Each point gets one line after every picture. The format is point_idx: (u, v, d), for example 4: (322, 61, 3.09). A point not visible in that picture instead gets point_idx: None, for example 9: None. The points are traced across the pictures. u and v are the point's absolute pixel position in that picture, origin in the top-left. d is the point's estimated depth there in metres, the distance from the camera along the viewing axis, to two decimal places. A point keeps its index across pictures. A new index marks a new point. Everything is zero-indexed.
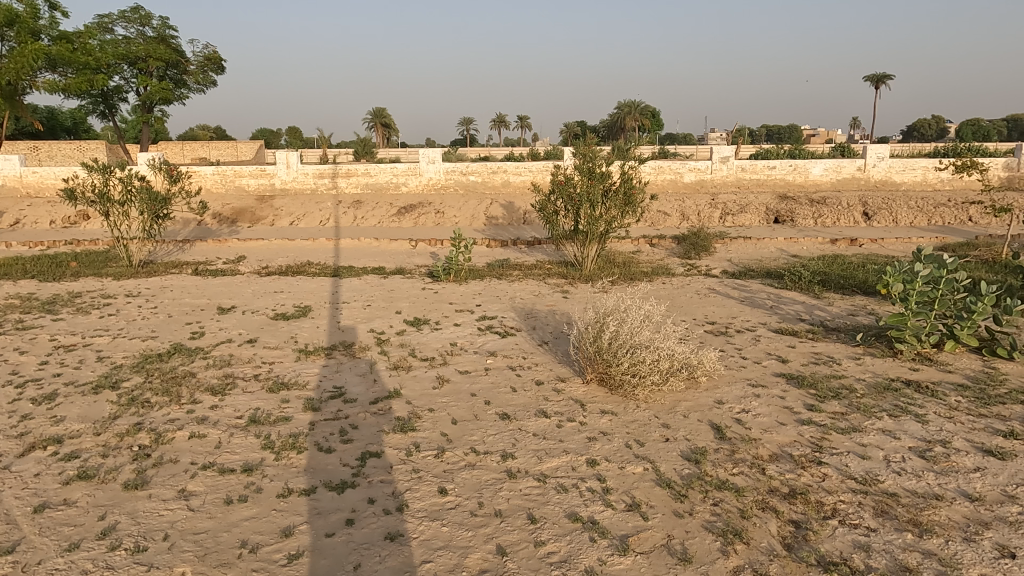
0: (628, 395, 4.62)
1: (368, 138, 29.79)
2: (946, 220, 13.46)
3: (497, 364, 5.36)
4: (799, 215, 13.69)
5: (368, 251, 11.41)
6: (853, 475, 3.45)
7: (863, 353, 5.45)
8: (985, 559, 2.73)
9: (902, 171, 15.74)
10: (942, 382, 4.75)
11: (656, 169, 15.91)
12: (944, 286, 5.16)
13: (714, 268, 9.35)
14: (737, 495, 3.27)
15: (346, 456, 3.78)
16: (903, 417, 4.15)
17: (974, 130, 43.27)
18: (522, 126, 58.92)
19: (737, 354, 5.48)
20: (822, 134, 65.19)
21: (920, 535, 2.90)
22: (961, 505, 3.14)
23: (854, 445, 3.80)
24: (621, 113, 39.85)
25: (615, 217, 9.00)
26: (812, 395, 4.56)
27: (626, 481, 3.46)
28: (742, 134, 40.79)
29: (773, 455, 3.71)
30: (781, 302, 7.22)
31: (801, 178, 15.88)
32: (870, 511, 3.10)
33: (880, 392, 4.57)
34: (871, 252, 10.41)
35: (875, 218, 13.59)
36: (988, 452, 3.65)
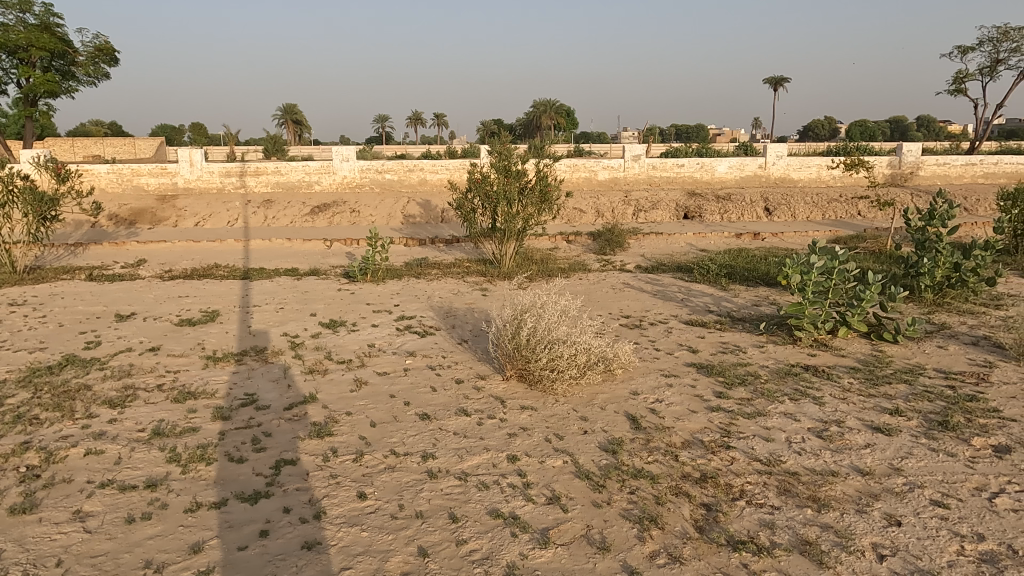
0: (547, 390, 4.68)
1: (279, 135, 28.78)
2: (838, 215, 14.40)
3: (416, 364, 5.30)
4: (706, 211, 14.29)
5: (280, 252, 11.02)
6: (758, 457, 3.63)
7: (766, 341, 5.76)
8: (875, 528, 2.94)
9: (798, 168, 16.73)
10: (836, 366, 5.09)
11: (571, 167, 16.17)
12: (837, 276, 5.52)
13: (628, 263, 9.61)
14: (652, 482, 3.39)
15: (259, 465, 3.64)
16: (802, 400, 4.42)
17: (862, 130, 46.57)
18: (438, 124, 58.58)
19: (651, 345, 5.66)
20: (727, 134, 68.38)
21: (819, 510, 3.09)
22: (854, 479, 3.37)
23: (759, 428, 4.01)
24: (537, 112, 40.27)
25: (532, 215, 9.10)
26: (720, 382, 4.78)
27: (546, 475, 3.51)
28: (653, 133, 42.13)
29: (686, 442, 3.86)
30: (691, 294, 7.51)
31: (707, 176, 16.57)
32: (774, 491, 3.28)
33: (782, 377, 4.84)
34: (772, 245, 11.01)
35: (775, 213, 14.37)
36: (876, 429, 3.94)
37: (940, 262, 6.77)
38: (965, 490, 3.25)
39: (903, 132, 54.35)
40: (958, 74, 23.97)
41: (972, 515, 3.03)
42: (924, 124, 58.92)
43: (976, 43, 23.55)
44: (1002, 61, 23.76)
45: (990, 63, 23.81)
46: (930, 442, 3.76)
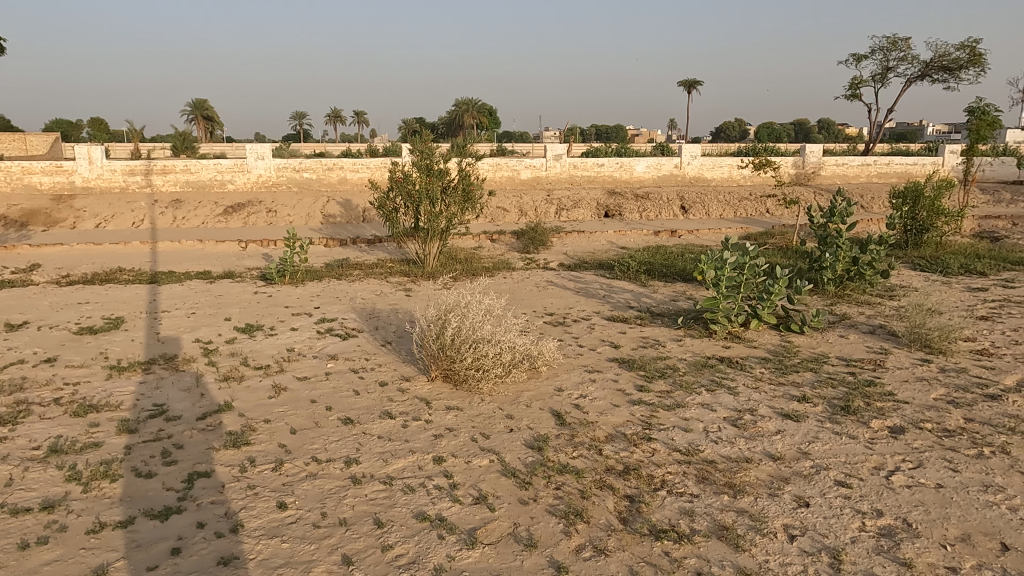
0: (472, 390, 4.68)
1: (188, 132, 27.40)
2: (749, 212, 15.10)
3: (338, 367, 5.17)
4: (626, 210, 14.65)
5: (191, 255, 10.50)
6: (677, 448, 3.75)
7: (683, 335, 5.96)
8: (786, 509, 3.10)
9: (711, 168, 17.42)
10: (749, 357, 5.33)
11: (493, 166, 16.18)
12: (748, 272, 5.78)
13: (551, 261, 9.73)
14: (577, 476, 3.44)
15: (170, 479, 3.45)
16: (718, 390, 4.60)
17: (769, 132, 49.03)
18: (358, 122, 57.43)
19: (574, 342, 5.75)
20: (645, 134, 70.39)
21: (734, 496, 3.22)
22: (767, 464, 3.54)
23: (678, 420, 4.14)
24: (459, 111, 40.17)
25: (455, 214, 9.06)
26: (641, 376, 4.91)
27: (472, 475, 3.50)
28: (573, 132, 42.83)
29: (609, 436, 3.93)
30: (612, 291, 7.67)
31: (626, 175, 17.01)
32: (693, 479, 3.40)
33: (699, 369, 5.02)
34: (688, 242, 11.41)
35: (690, 211, 14.91)
36: (786, 416, 4.15)
37: (840, 257, 7.21)
38: (865, 469, 3.47)
39: (806, 134, 57.58)
40: (854, 80, 25.63)
41: (872, 493, 3.23)
42: (824, 127, 62.66)
43: (868, 51, 25.24)
44: (891, 69, 25.58)
45: (882, 70, 25.56)
46: (833, 426, 3.99)
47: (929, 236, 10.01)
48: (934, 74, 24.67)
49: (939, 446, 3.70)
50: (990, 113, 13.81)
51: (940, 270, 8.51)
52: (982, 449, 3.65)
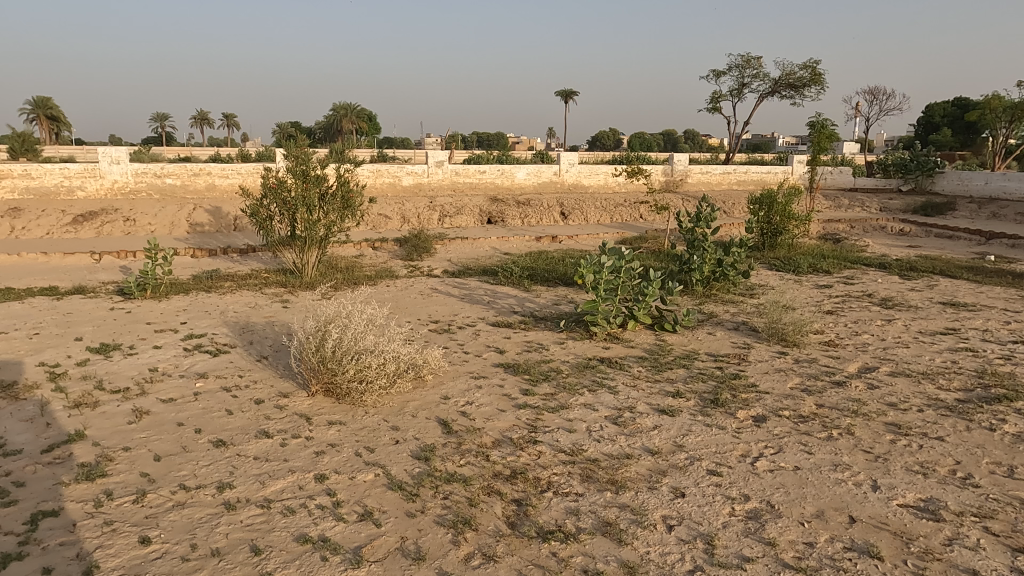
0: (356, 402, 4.54)
1: (28, 132, 24.68)
2: (624, 218, 15.80)
3: (209, 386, 4.84)
4: (508, 216, 14.85)
5: (33, 269, 9.45)
6: (562, 449, 3.83)
7: (565, 337, 6.12)
8: (664, 501, 3.25)
9: (588, 175, 18.10)
10: (627, 356, 5.56)
11: (374, 172, 15.65)
12: (624, 275, 6.02)
13: (435, 268, 9.66)
14: (465, 484, 3.42)
15: (8, 522, 3.07)
16: (600, 390, 4.75)
17: (640, 142, 51.76)
18: (228, 125, 54.40)
19: (460, 349, 5.73)
20: (525, 141, 72.10)
21: (617, 492, 3.34)
22: (646, 459, 3.69)
23: (562, 421, 4.23)
24: (337, 115, 39.04)
25: (334, 222, 8.79)
26: (526, 379, 4.97)
27: (357, 491, 3.39)
28: (455, 140, 42.98)
29: (496, 441, 3.95)
30: (496, 297, 7.73)
31: (507, 182, 17.26)
32: (578, 478, 3.48)
33: (581, 370, 5.17)
34: (569, 247, 11.74)
35: (570, 217, 15.38)
36: (662, 412, 4.36)
37: (706, 259, 7.70)
38: (734, 457, 3.72)
39: (674, 144, 61.24)
40: (714, 94, 27.55)
41: (740, 479, 3.46)
42: (690, 138, 66.84)
43: (726, 68, 27.24)
44: (746, 85, 27.74)
45: (738, 86, 27.65)
46: (704, 418, 4.24)
47: (783, 239, 10.92)
48: (782, 90, 27.01)
49: (796, 431, 4.04)
50: (828, 126, 15.34)
51: (793, 269, 9.31)
52: (831, 432, 4.02)
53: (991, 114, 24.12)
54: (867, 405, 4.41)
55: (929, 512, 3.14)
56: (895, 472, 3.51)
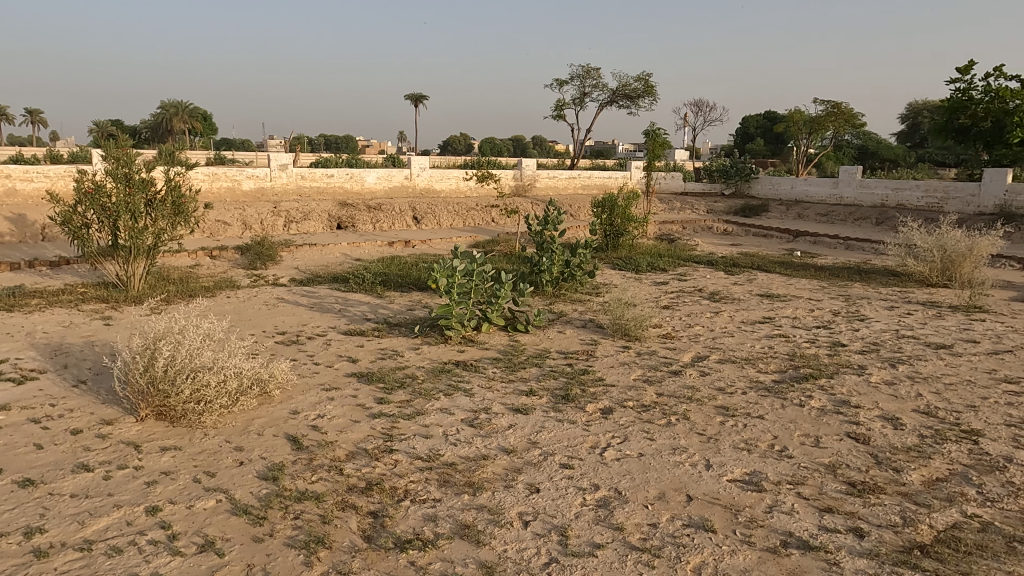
0: (194, 425, 4.20)
1: None
2: (476, 221, 16.03)
3: (13, 419, 4.24)
4: (359, 221, 14.48)
5: None
6: (419, 455, 3.79)
7: (420, 343, 6.07)
8: (520, 498, 3.32)
9: (440, 179, 18.19)
10: (482, 358, 5.63)
11: (209, 176, 14.54)
12: (477, 278, 6.08)
13: (281, 277, 9.18)
14: (318, 501, 3.28)
15: None
16: (455, 394, 4.77)
17: (491, 147, 53.22)
18: (32, 121, 48.22)
19: (310, 360, 5.49)
20: (376, 145, 70.86)
21: (474, 494, 3.36)
22: (502, 459, 3.76)
23: (418, 427, 4.19)
24: (166, 114, 35.94)
25: (164, 229, 8.07)
26: (381, 388, 4.87)
27: (196, 520, 3.13)
28: (300, 142, 41.36)
29: (350, 454, 3.82)
30: (348, 304, 7.51)
31: (357, 186, 16.85)
32: (435, 484, 3.46)
33: (437, 375, 5.15)
34: (422, 252, 11.69)
35: (422, 222, 15.31)
36: (516, 411, 4.46)
37: (555, 260, 8.02)
38: (584, 449, 3.89)
39: (522, 150, 63.22)
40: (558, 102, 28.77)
41: (590, 470, 3.63)
42: (539, 144, 69.29)
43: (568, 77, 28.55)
44: (587, 94, 29.24)
45: (580, 95, 29.09)
46: (556, 414, 4.40)
47: (624, 240, 11.60)
48: (619, 100, 28.73)
49: (639, 420, 4.30)
50: (661, 135, 16.60)
51: (633, 268, 9.93)
52: (670, 418, 4.33)
53: (794, 127, 27.31)
54: (700, 391, 4.81)
55: (753, 484, 3.49)
56: (725, 451, 3.86)
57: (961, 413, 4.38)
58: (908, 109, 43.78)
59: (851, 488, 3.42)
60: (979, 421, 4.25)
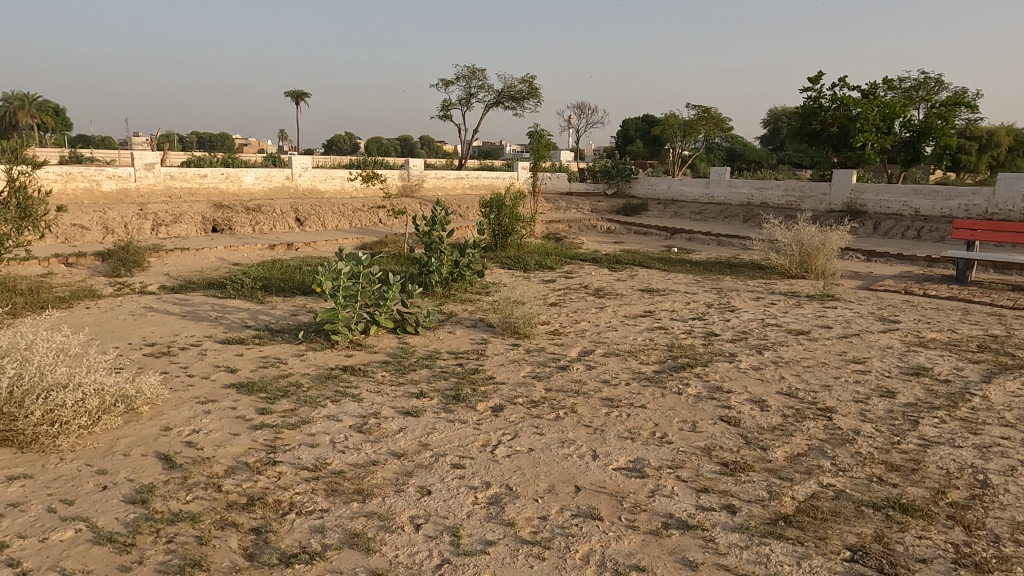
0: (47, 449, 3.79)
1: None
2: (363, 223, 15.69)
3: None
4: (236, 223, 13.74)
5: None
6: (305, 465, 3.66)
7: (305, 349, 5.85)
8: (411, 502, 3.28)
9: (324, 180, 17.70)
10: (371, 362, 5.51)
11: (62, 175, 13.22)
12: (363, 280, 5.95)
13: (149, 285, 8.53)
14: (193, 522, 3.07)
15: None
16: (343, 400, 4.64)
17: (378, 147, 52.61)
18: None
19: (182, 373, 5.14)
20: (254, 144, 67.64)
21: (363, 501, 3.28)
22: (392, 463, 3.70)
23: (304, 437, 4.04)
24: (9, 107, 32.38)
25: (9, 235, 7.26)
26: (262, 398, 4.64)
27: (52, 554, 2.84)
28: (169, 140, 38.78)
29: (229, 469, 3.62)
30: (226, 311, 7.10)
31: (233, 187, 15.98)
32: (322, 494, 3.35)
33: (323, 382, 4.98)
34: (306, 254, 11.29)
35: (306, 223, 14.75)
36: (406, 414, 4.40)
37: (444, 261, 8.00)
38: (475, 448, 3.90)
39: (410, 150, 62.65)
40: (444, 102, 28.74)
41: (481, 468, 3.65)
42: (426, 144, 68.80)
43: (454, 78, 28.59)
44: (473, 95, 29.40)
45: (466, 95, 29.19)
46: (447, 415, 4.39)
47: (512, 239, 11.76)
48: (505, 102, 29.09)
49: (529, 416, 4.38)
50: (545, 137, 17.00)
51: (522, 267, 10.08)
52: (558, 412, 4.44)
53: (669, 130, 28.83)
54: (586, 384, 4.97)
55: (636, 471, 3.64)
56: (610, 441, 4.01)
57: (817, 392, 4.80)
58: (769, 116, 47.42)
59: (725, 468, 3.65)
60: (832, 399, 4.68)
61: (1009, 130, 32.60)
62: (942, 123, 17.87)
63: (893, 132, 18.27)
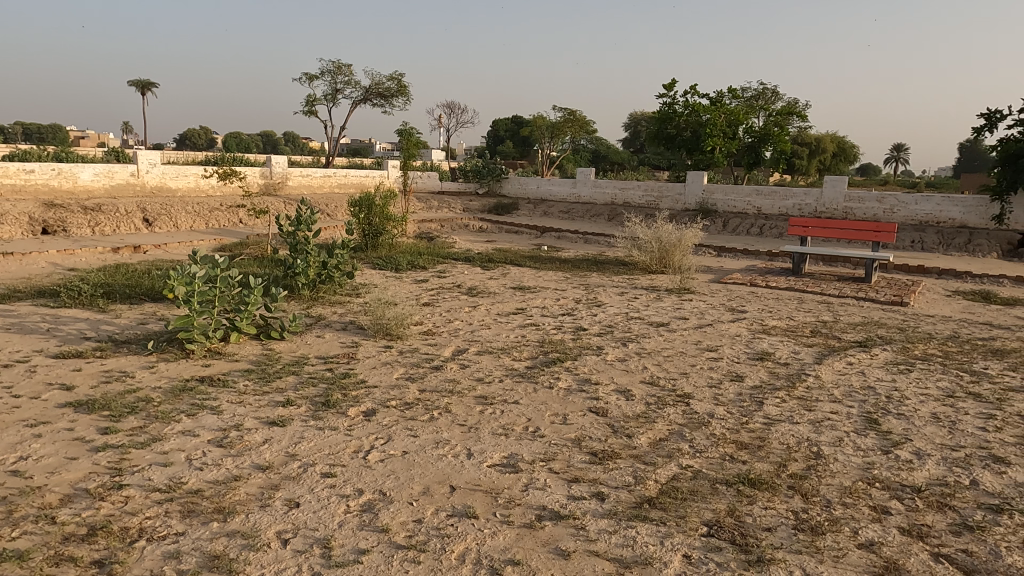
0: None
1: None
2: (220, 223, 14.75)
3: None
4: (72, 224, 12.39)
5: None
6: (157, 487, 3.37)
7: (155, 360, 5.39)
8: (278, 517, 3.11)
9: (175, 177, 16.42)
10: (231, 371, 5.17)
11: None
12: (221, 285, 5.57)
13: None
14: (20, 561, 2.73)
15: None
16: (200, 413, 4.31)
17: (237, 142, 49.88)
18: None
19: (6, 393, 4.55)
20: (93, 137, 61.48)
21: (224, 520, 3.07)
22: (256, 477, 3.49)
23: (155, 455, 3.72)
24: None
25: None
26: (105, 417, 4.21)
27: None
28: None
29: (65, 497, 3.25)
30: (61, 322, 6.39)
31: (68, 184, 14.39)
32: (178, 516, 3.10)
33: (176, 395, 4.61)
34: (156, 258, 10.42)
35: (155, 224, 13.60)
36: (271, 424, 4.18)
37: (310, 262, 7.68)
38: (347, 455, 3.78)
39: (273, 146, 59.90)
40: (308, 98, 27.67)
41: (354, 476, 3.53)
42: (290, 141, 66.08)
43: (318, 73, 27.64)
44: (339, 91, 28.55)
45: (331, 91, 28.28)
46: (316, 422, 4.22)
47: (383, 239, 11.52)
48: (373, 99, 28.51)
49: (402, 419, 4.31)
50: (414, 136, 16.81)
51: (393, 267, 9.91)
52: (432, 413, 4.40)
53: (538, 131, 29.58)
54: (460, 383, 4.98)
55: (510, 466, 3.69)
56: (485, 438, 4.04)
57: (676, 380, 5.13)
58: (630, 120, 49.98)
59: (594, 457, 3.80)
60: (689, 385, 5.02)
61: (832, 137, 36.51)
62: (778, 130, 19.84)
63: (737, 137, 19.94)
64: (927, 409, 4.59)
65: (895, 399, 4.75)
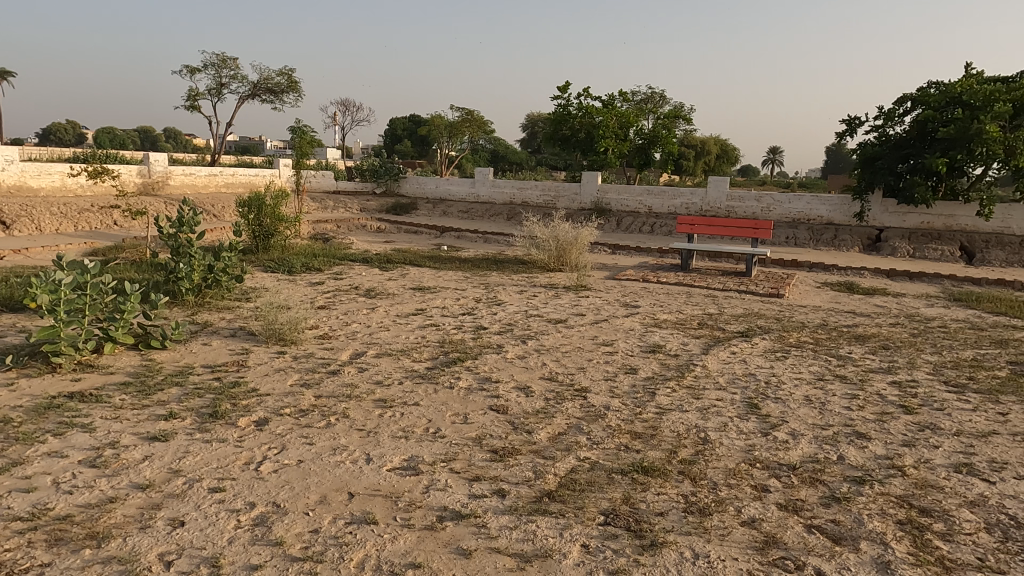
0: None
1: None
2: (92, 225, 13.64)
3: None
4: None
5: None
6: (18, 515, 3.06)
7: (16, 376, 4.90)
8: (161, 538, 2.92)
9: (37, 175, 15.02)
10: (106, 385, 4.79)
11: None
12: (91, 292, 5.14)
13: None
14: None
15: None
16: (69, 432, 3.96)
17: (110, 138, 46.35)
18: None
19: None
20: None
21: (98, 545, 2.84)
22: (135, 497, 3.26)
23: (16, 481, 3.38)
24: None
25: None
26: None
27: None
28: None
29: None
30: None
31: None
32: (44, 545, 2.84)
33: (41, 414, 4.21)
34: (14, 264, 9.48)
35: (14, 226, 12.37)
36: (152, 439, 3.91)
37: (195, 266, 7.24)
38: (237, 467, 3.60)
39: (151, 142, 56.14)
40: (191, 92, 26.12)
41: (244, 489, 3.37)
42: (171, 137, 62.26)
43: (201, 65, 26.14)
44: (224, 85, 27.14)
45: (216, 85, 26.84)
46: (203, 435, 3.98)
47: (275, 241, 11.06)
48: (261, 95, 27.30)
49: (297, 426, 4.15)
50: (307, 134, 16.26)
51: (286, 270, 9.54)
52: (329, 419, 4.28)
53: (436, 131, 29.41)
54: (358, 387, 4.86)
55: (411, 468, 3.65)
56: (384, 442, 3.96)
57: (574, 374, 5.26)
58: (527, 121, 50.70)
59: (494, 455, 3.82)
60: (586, 379, 5.16)
61: (715, 140, 38.67)
62: (665, 133, 20.78)
63: (628, 138, 20.75)
64: (801, 392, 4.96)
65: (772, 384, 5.10)
